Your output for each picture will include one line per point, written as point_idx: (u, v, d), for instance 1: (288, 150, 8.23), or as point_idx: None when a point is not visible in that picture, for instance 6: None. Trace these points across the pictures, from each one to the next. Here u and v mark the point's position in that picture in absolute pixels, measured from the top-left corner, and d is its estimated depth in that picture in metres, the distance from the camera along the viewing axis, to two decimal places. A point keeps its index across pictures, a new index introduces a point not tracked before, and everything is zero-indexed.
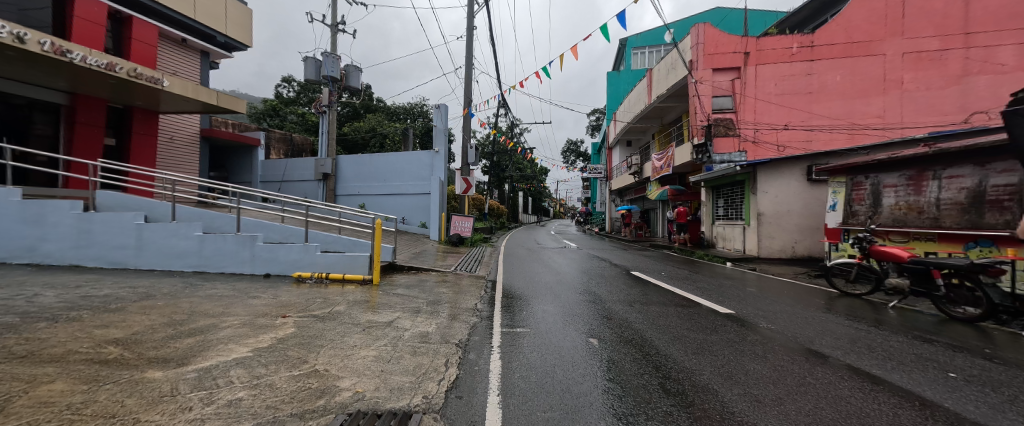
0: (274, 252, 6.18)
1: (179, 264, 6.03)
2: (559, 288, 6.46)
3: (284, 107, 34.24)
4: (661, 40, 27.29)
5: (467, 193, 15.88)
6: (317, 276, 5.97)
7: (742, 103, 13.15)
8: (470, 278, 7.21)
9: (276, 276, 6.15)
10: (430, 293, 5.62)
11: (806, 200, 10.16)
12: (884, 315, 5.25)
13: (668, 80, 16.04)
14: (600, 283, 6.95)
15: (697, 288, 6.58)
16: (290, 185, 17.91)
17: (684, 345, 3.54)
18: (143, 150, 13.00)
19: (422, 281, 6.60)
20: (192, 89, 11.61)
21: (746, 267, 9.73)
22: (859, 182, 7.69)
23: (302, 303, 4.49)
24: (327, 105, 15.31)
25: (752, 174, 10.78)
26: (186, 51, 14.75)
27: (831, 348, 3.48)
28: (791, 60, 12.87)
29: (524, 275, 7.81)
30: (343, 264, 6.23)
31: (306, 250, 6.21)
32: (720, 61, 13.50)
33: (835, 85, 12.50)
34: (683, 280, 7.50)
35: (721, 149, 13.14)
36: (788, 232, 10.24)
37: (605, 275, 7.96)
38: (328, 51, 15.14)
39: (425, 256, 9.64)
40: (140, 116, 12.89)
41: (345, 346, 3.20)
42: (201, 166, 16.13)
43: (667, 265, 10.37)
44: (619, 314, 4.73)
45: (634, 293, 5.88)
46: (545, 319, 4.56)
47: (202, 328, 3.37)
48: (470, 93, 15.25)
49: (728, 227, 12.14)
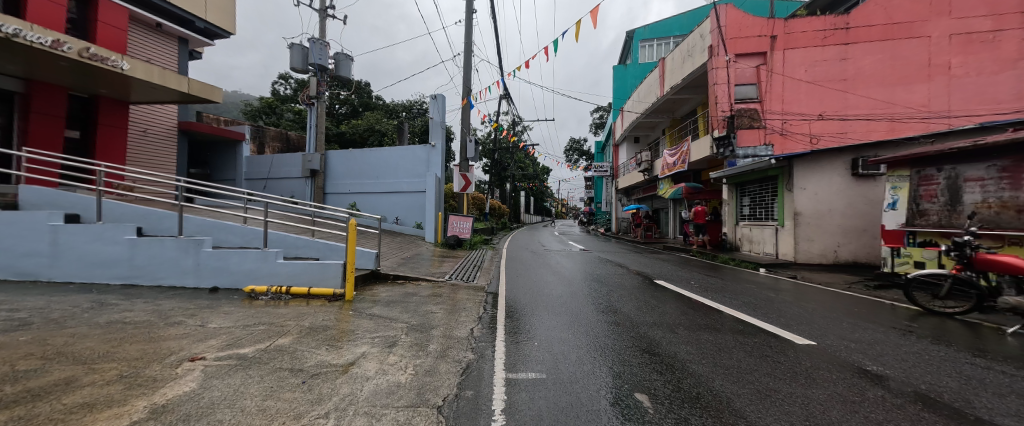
0: (223, 260, 5.00)
1: (104, 275, 4.87)
2: (576, 303, 5.22)
3: (280, 104, 33.33)
4: (671, 32, 26.20)
5: (466, 191, 14.71)
6: (274, 291, 4.76)
7: (768, 91, 12.01)
8: (467, 290, 6.02)
9: (225, 290, 4.96)
10: (414, 313, 4.42)
11: (851, 198, 8.90)
12: (1009, 344, 3.99)
13: (683, 69, 14.84)
14: (624, 296, 5.70)
15: (741, 303, 5.39)
16: (275, 183, 16.73)
17: (785, 411, 2.29)
18: (110, 144, 11.88)
19: (408, 295, 5.39)
20: (158, 75, 10.36)
21: (784, 274, 8.51)
22: (929, 175, 6.49)
23: (235, 332, 3.30)
24: (315, 96, 14.31)
25: (787, 169, 9.60)
26: (161, 37, 13.65)
27: (1014, 419, 2.24)
28: (823, 44, 11.68)
29: (530, 285, 6.61)
30: (309, 275, 5.05)
31: (264, 259, 5.04)
32: (744, 45, 12.33)
33: (872, 71, 11.29)
34: (721, 292, 6.27)
35: (745, 143, 12.03)
36: (829, 235, 9.00)
37: (625, 285, 6.78)
38: (315, 37, 13.99)
39: (417, 262, 8.47)
40: (108, 107, 11.77)
41: (260, 421, 1.97)
42: (178, 164, 14.96)
43: (690, 271, 9.16)
44: (664, 347, 3.48)
45: (670, 312, 4.70)
46: (563, 355, 3.28)
47: (48, 386, 2.17)
48: (470, 83, 14.11)
49: (755, 228, 10.93)
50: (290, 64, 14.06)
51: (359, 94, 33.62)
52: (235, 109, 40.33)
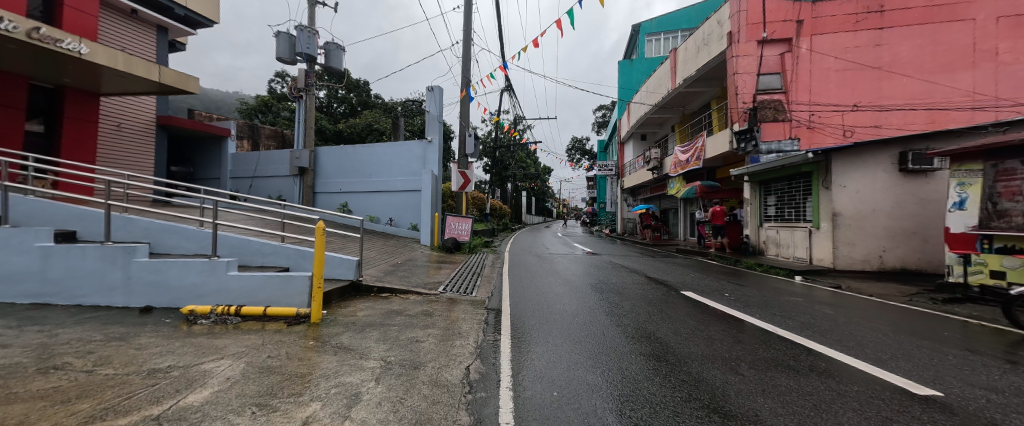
0: (158, 274, 4.03)
1: (9, 292, 3.91)
2: (600, 326, 4.20)
3: (276, 102, 32.44)
4: (679, 25, 25.17)
5: (465, 190, 13.72)
6: (218, 313, 3.74)
7: (794, 81, 11.09)
8: (464, 307, 5.02)
9: (162, 310, 3.98)
10: (395, 343, 3.41)
11: (897, 197, 7.94)
12: None
13: (698, 59, 13.87)
14: (655, 316, 4.69)
15: (803, 324, 4.36)
16: (262, 182, 15.76)
17: None
18: (78, 140, 10.99)
19: (391, 315, 4.43)
20: (123, 61, 9.30)
21: (826, 282, 7.52)
22: (1011, 169, 5.45)
23: (127, 386, 2.30)
24: (304, 88, 13.38)
25: (823, 164, 8.65)
26: (138, 25, 12.73)
27: None
28: (854, 30, 10.72)
29: (538, 299, 5.63)
30: (268, 291, 4.09)
31: (212, 271, 4.09)
32: (767, 32, 11.44)
33: (910, 58, 10.26)
34: (768, 307, 5.24)
35: (767, 137, 11.15)
36: (874, 238, 8.05)
37: (647, 298, 5.80)
38: (302, 25, 13.05)
39: (408, 269, 7.52)
40: (75, 99, 10.79)
41: None
42: (157, 162, 14.02)
43: (715, 279, 8.18)
44: (737, 402, 2.43)
45: (722, 339, 3.70)
46: (597, 416, 2.24)
47: None
48: (468, 73, 13.12)
49: (783, 229, 9.95)
50: (276, 54, 12.98)
51: (357, 93, 32.81)
52: (230, 108, 39.53)
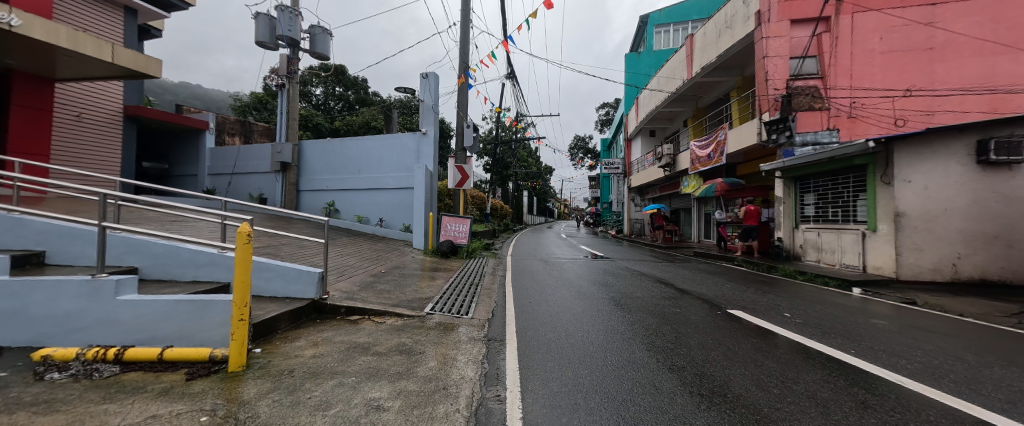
0: (17, 300, 2.84)
1: None
2: (645, 371, 2.96)
3: (271, 99, 31.38)
4: (689, 17, 23.90)
5: (462, 186, 12.31)
6: (88, 359, 2.53)
7: (833, 65, 9.95)
8: (459, 337, 3.79)
9: (18, 352, 2.76)
10: (344, 415, 2.16)
11: (974, 194, 6.84)
12: None
13: (719, 44, 12.68)
14: (715, 352, 3.44)
15: (929, 368, 3.10)
16: (244, 179, 14.58)
17: None
18: (27, 131, 9.75)
19: (355, 353, 3.21)
20: (66, 36, 7.99)
21: (895, 295, 6.31)
22: None
23: None
24: (287, 75, 12.16)
25: (881, 156, 7.54)
26: (101, 4, 11.45)
27: None
28: (903, 5, 9.44)
29: (550, 323, 4.40)
30: (178, 323, 2.89)
31: (93, 294, 2.86)
32: (800, 10, 10.42)
33: (969, 35, 8.85)
34: (855, 336, 4.01)
35: (803, 128, 9.95)
36: (945, 242, 6.92)
37: (690, 321, 4.56)
38: (283, 4, 11.82)
39: (393, 279, 6.32)
40: (22, 84, 9.47)
41: None
42: (126, 156, 12.80)
43: (756, 290, 6.95)
44: None
45: (839, 403, 2.45)
46: None
47: None
48: (466, 59, 11.87)
49: (826, 232, 8.76)
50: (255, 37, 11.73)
51: (354, 91, 31.72)
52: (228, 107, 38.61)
